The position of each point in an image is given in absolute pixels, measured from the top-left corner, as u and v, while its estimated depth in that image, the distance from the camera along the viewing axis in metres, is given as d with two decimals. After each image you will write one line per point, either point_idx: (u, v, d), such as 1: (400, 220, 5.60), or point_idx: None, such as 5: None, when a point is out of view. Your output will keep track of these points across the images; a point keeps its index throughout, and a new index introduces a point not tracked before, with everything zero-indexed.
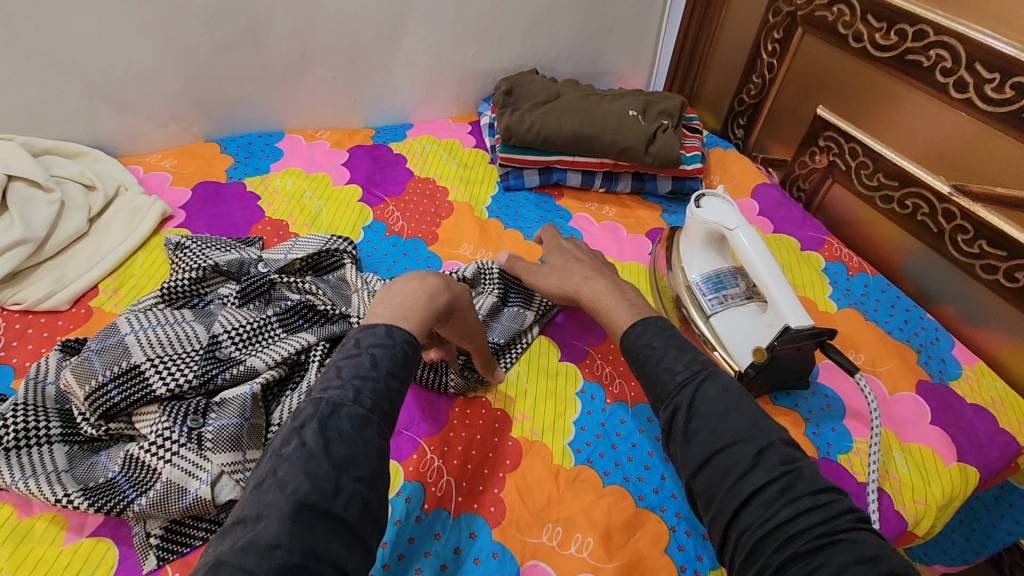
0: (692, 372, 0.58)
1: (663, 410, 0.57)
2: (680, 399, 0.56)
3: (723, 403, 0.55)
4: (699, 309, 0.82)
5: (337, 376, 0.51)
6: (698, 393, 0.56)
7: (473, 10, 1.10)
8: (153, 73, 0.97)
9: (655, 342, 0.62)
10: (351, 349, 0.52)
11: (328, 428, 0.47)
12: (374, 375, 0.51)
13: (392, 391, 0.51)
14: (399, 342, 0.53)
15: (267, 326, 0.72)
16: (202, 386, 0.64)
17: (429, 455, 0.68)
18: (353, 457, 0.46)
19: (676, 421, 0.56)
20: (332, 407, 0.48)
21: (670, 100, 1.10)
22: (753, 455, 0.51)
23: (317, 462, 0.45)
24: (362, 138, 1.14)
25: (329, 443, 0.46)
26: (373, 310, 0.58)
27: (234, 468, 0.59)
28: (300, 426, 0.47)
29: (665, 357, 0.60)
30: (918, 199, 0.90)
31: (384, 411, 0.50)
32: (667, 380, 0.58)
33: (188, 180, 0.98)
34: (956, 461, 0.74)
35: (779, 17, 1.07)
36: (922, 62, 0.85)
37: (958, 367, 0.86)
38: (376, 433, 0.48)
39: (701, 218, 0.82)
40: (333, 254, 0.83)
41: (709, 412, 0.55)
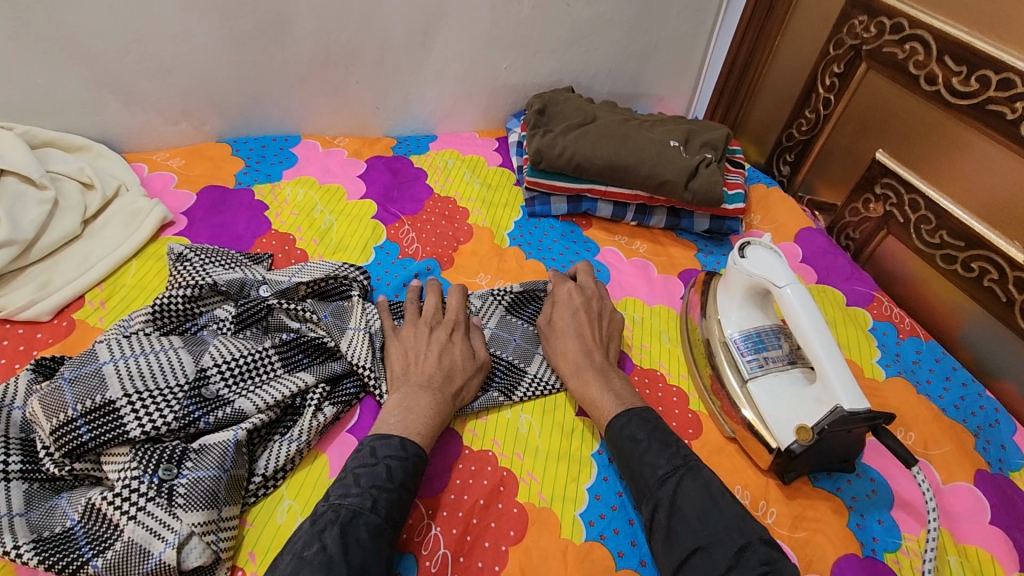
0: (673, 467, 0.58)
1: (646, 505, 0.57)
2: (661, 495, 0.57)
3: (701, 499, 0.55)
4: (736, 370, 0.74)
5: (356, 484, 0.54)
6: (679, 488, 0.57)
7: (511, 19, 1.03)
8: (168, 65, 0.91)
9: (639, 434, 0.62)
10: (369, 460, 0.56)
11: (348, 533, 0.50)
12: (389, 486, 0.54)
13: (403, 501, 0.55)
14: (411, 455, 0.57)
15: (263, 361, 0.65)
16: (182, 429, 0.58)
17: (426, 520, 0.61)
18: (367, 562, 0.49)
19: (657, 517, 0.56)
20: (350, 513, 0.51)
21: (715, 130, 1.02)
22: (730, 558, 0.51)
23: (336, 565, 0.47)
24: (382, 148, 1.07)
25: (348, 547, 0.49)
26: (383, 419, 0.61)
27: (206, 529, 0.52)
28: (320, 528, 0.50)
29: (649, 451, 0.60)
30: (986, 263, 0.82)
31: (396, 521, 0.54)
32: (649, 474, 0.58)
33: (195, 183, 0.92)
34: (1018, 571, 0.66)
35: (841, 49, 0.99)
36: (1005, 114, 0.76)
37: (1020, 456, 0.77)
38: (388, 540, 0.52)
39: (745, 268, 0.74)
40: (342, 283, 0.77)
41: (690, 509, 0.55)
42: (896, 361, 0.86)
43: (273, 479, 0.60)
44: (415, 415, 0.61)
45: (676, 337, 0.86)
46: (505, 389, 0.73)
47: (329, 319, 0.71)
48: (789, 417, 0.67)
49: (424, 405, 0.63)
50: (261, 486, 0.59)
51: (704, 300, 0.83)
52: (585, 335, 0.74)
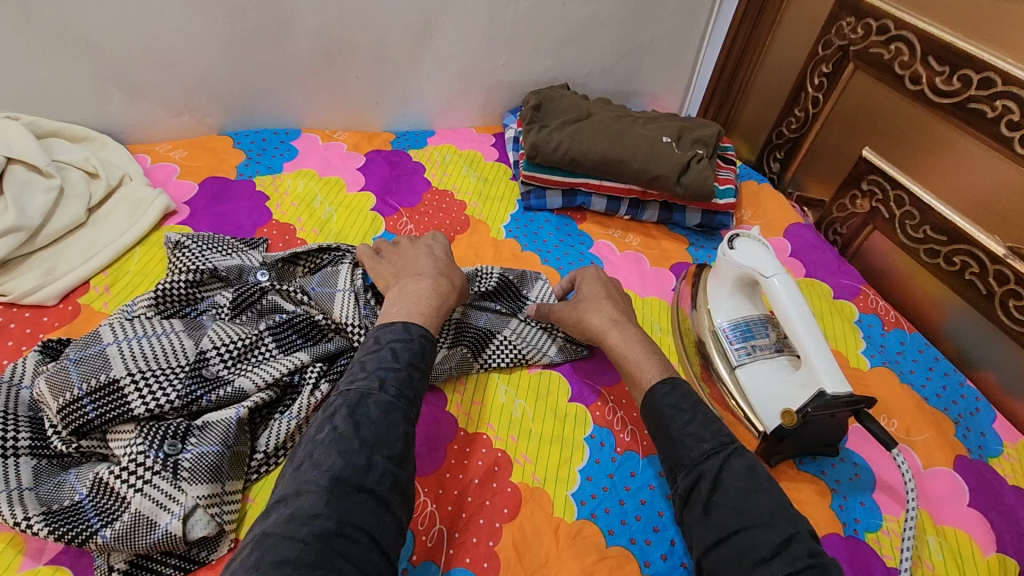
0: (719, 444, 0.58)
1: (685, 476, 0.57)
2: (705, 468, 0.56)
3: (746, 479, 0.55)
4: (724, 357, 0.76)
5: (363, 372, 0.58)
6: (725, 464, 0.56)
7: (508, 18, 1.05)
8: (172, 59, 0.93)
9: (682, 403, 0.61)
10: (374, 347, 0.60)
11: (358, 413, 0.53)
12: (396, 366, 0.58)
13: (413, 379, 0.58)
14: (415, 336, 0.61)
15: (260, 343, 0.67)
16: (185, 407, 0.59)
17: (422, 498, 0.63)
18: (381, 437, 0.52)
19: (698, 490, 0.56)
20: (359, 395, 0.54)
21: (706, 128, 1.05)
22: (776, 543, 0.50)
23: (349, 441, 0.51)
24: (381, 142, 1.09)
25: (359, 425, 0.52)
26: (391, 313, 0.65)
27: (210, 501, 0.55)
28: (333, 413, 0.54)
29: (692, 422, 0.60)
30: (967, 258, 0.84)
31: (409, 398, 0.56)
32: (692, 445, 0.58)
33: (197, 174, 0.93)
34: (995, 551, 0.68)
35: (829, 50, 1.02)
36: (986, 112, 0.79)
37: (998, 443, 0.80)
38: (401, 416, 0.55)
39: (733, 259, 0.76)
40: (336, 253, 0.80)
41: (733, 488, 0.54)
42: (879, 351, 0.89)
43: (274, 457, 0.62)
44: (419, 302, 0.66)
45: (667, 327, 0.88)
46: (473, 350, 0.76)
47: (318, 290, 0.74)
48: (775, 402, 0.69)
49: None
50: (263, 463, 0.61)
51: (694, 290, 0.85)
52: (616, 301, 0.77)
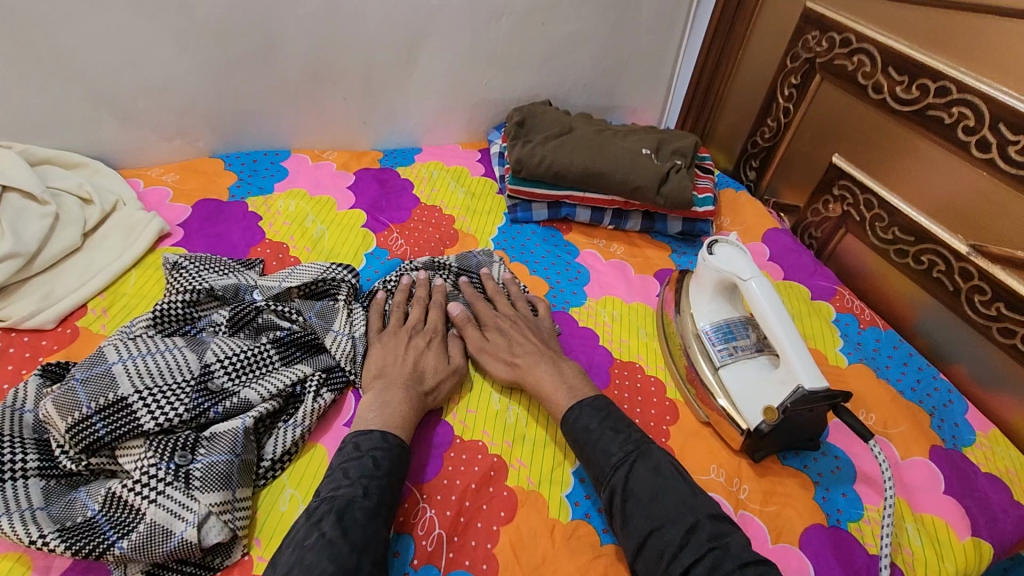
0: (625, 454, 0.63)
1: (604, 491, 0.62)
2: (615, 482, 0.61)
3: (654, 482, 0.60)
4: (708, 358, 0.79)
5: (345, 477, 0.59)
6: (631, 474, 0.61)
7: (491, 38, 1.09)
8: (163, 85, 0.95)
9: (592, 424, 0.66)
10: (354, 454, 0.60)
11: (344, 519, 0.54)
12: (377, 474, 0.59)
13: (393, 487, 0.60)
14: (394, 445, 0.62)
15: (263, 355, 0.69)
16: (193, 419, 0.61)
17: (421, 505, 0.65)
18: (367, 541, 0.54)
19: (614, 502, 0.60)
20: (345, 502, 0.56)
21: (684, 139, 1.09)
22: (681, 536, 0.56)
23: (338, 546, 0.52)
24: (369, 160, 1.12)
25: (347, 530, 0.53)
26: (365, 418, 0.65)
27: (222, 508, 0.56)
28: (319, 518, 0.55)
29: (602, 438, 0.65)
30: (934, 256, 0.88)
31: (388, 503, 0.58)
32: (605, 462, 0.63)
33: (189, 197, 0.95)
34: (970, 535, 0.71)
35: (797, 62, 1.07)
36: (943, 119, 0.83)
37: (971, 433, 0.83)
38: (382, 522, 0.56)
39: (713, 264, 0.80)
40: (331, 284, 0.81)
41: (642, 492, 0.60)
42: (856, 349, 0.92)
43: (280, 463, 0.64)
44: (395, 411, 0.66)
45: (653, 333, 0.91)
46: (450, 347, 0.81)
47: (314, 321, 0.76)
48: (757, 400, 0.72)
49: (401, 400, 0.67)
50: (270, 469, 0.63)
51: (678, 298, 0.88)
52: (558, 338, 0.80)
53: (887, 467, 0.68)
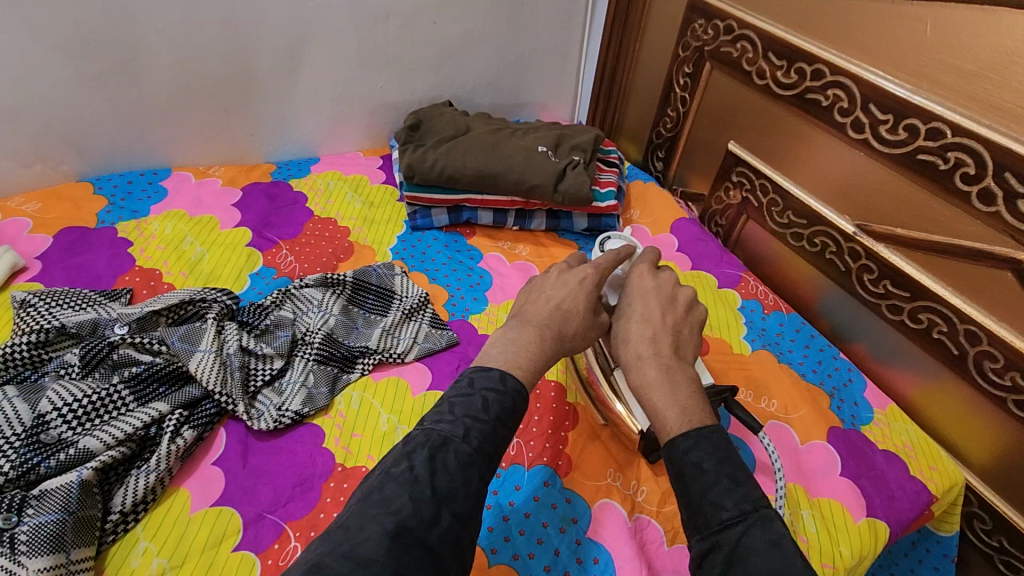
0: (741, 512, 0.45)
1: (699, 540, 0.46)
2: (723, 536, 0.44)
3: (771, 557, 0.42)
4: (601, 355, 0.72)
5: (450, 412, 0.50)
6: (746, 536, 0.44)
7: (378, 40, 1.05)
8: (13, 107, 0.88)
9: (705, 462, 0.48)
10: (465, 389, 0.52)
11: (437, 459, 0.46)
12: (484, 417, 0.50)
13: (498, 435, 0.50)
14: (511, 389, 0.52)
15: (113, 396, 0.64)
16: (21, 477, 0.55)
17: (293, 543, 0.59)
18: (454, 492, 0.45)
19: (711, 559, 0.45)
20: (442, 439, 0.47)
21: (584, 134, 1.07)
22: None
23: (421, 487, 0.44)
24: (260, 174, 1.06)
25: (435, 473, 0.45)
26: (490, 354, 0.57)
27: (52, 574, 0.51)
28: (410, 450, 0.47)
29: (713, 485, 0.47)
30: (825, 238, 0.89)
31: (489, 454, 0.49)
32: (711, 513, 0.46)
33: (51, 226, 0.88)
34: (865, 516, 0.72)
35: (688, 51, 1.06)
36: (820, 102, 0.84)
37: (869, 411, 0.84)
38: (478, 474, 0.47)
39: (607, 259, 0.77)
40: (201, 306, 0.76)
41: (756, 569, 0.42)
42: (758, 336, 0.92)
43: (134, 514, 0.59)
44: (520, 353, 0.57)
45: None
46: (343, 367, 0.76)
47: (178, 345, 0.70)
48: None
49: (533, 339, 0.58)
50: (121, 522, 0.58)
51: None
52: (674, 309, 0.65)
53: (776, 459, 0.67)
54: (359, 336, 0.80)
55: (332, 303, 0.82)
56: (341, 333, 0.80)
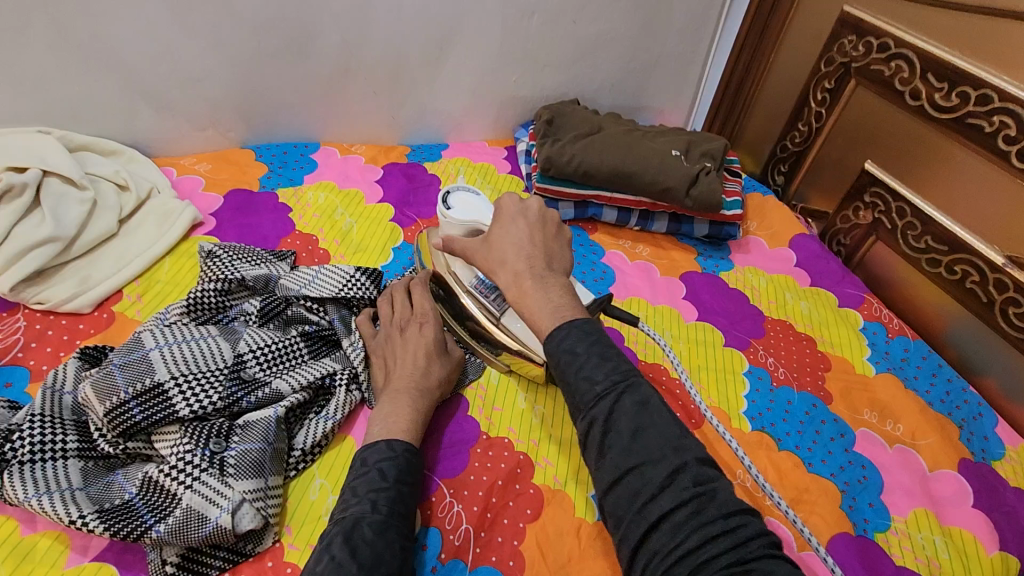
0: (612, 384, 0.48)
1: (580, 422, 0.49)
2: (596, 411, 0.47)
3: (638, 417, 0.47)
4: (487, 311, 0.73)
5: (353, 494, 0.54)
6: (616, 406, 0.47)
7: (521, 36, 1.09)
8: (197, 76, 0.96)
9: (580, 347, 0.50)
10: (360, 470, 0.56)
11: (353, 537, 0.50)
12: (385, 485, 0.55)
13: (404, 496, 0.55)
14: (400, 453, 0.58)
15: (293, 347, 0.70)
16: (227, 407, 0.62)
17: (448, 499, 0.65)
18: (378, 556, 0.49)
19: (592, 435, 0.48)
20: (354, 521, 0.51)
21: (713, 141, 1.09)
22: (663, 476, 0.44)
23: (346, 568, 0.47)
24: (397, 155, 1.12)
25: (355, 550, 0.49)
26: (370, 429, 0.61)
27: (255, 496, 0.57)
28: (328, 543, 0.50)
29: (588, 363, 0.49)
30: (967, 267, 0.87)
31: (401, 514, 0.54)
32: (585, 389, 0.48)
33: (221, 186, 0.97)
34: (999, 550, 0.70)
35: (832, 66, 1.06)
36: (983, 127, 0.82)
37: (1001, 447, 0.82)
38: (396, 534, 0.52)
39: (455, 218, 0.70)
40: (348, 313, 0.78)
41: (624, 427, 0.46)
42: (780, 420, 0.81)
43: (311, 455, 0.64)
44: (399, 417, 0.62)
45: (689, 340, 0.89)
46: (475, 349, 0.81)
47: (338, 324, 0.75)
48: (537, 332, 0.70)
49: (407, 410, 0.63)
50: (301, 460, 0.63)
51: (435, 270, 0.79)
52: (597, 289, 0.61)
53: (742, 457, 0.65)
54: None
55: None
56: None
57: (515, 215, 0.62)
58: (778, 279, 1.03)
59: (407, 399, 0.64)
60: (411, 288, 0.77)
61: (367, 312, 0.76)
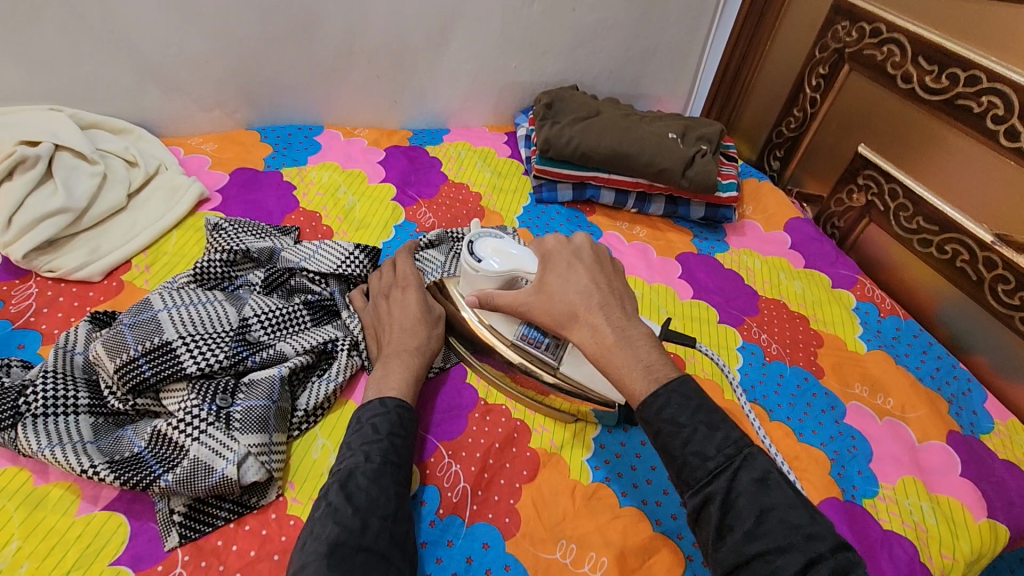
0: (726, 458, 0.49)
1: (690, 496, 0.49)
2: (713, 488, 0.48)
3: (761, 498, 0.47)
4: (541, 364, 0.68)
5: (348, 447, 0.56)
6: (733, 484, 0.48)
7: (521, 21, 1.11)
8: (205, 58, 0.98)
9: (682, 417, 0.51)
10: (354, 426, 0.58)
11: (348, 486, 0.52)
12: (377, 437, 0.56)
13: (397, 448, 0.57)
14: (392, 408, 0.59)
15: (297, 314, 0.72)
16: (232, 366, 0.64)
17: (447, 460, 0.67)
18: (374, 502, 0.51)
19: (707, 510, 0.48)
20: (348, 471, 0.53)
21: (709, 126, 1.10)
22: (796, 565, 0.44)
23: (342, 511, 0.50)
24: (399, 138, 1.14)
25: (351, 496, 0.51)
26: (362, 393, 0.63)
27: (260, 450, 0.59)
28: (325, 490, 0.53)
29: (694, 436, 0.50)
30: (958, 246, 0.89)
31: (395, 464, 0.56)
32: (696, 465, 0.49)
33: (226, 165, 0.99)
34: (986, 517, 0.72)
35: (826, 52, 1.08)
36: (972, 108, 0.84)
37: (990, 421, 0.83)
38: (390, 481, 0.54)
39: (489, 271, 0.67)
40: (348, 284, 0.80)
41: (744, 509, 0.47)
42: (772, 392, 0.83)
43: (313, 415, 0.66)
44: (389, 378, 0.64)
45: (684, 317, 0.91)
46: None
47: (338, 294, 0.78)
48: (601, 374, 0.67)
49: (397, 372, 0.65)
50: (303, 420, 0.65)
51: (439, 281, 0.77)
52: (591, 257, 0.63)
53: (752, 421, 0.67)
54: None
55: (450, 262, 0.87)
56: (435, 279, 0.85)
57: (565, 255, 0.64)
58: (772, 261, 1.04)
59: (408, 360, 0.66)
60: (398, 259, 0.80)
61: (360, 289, 0.78)
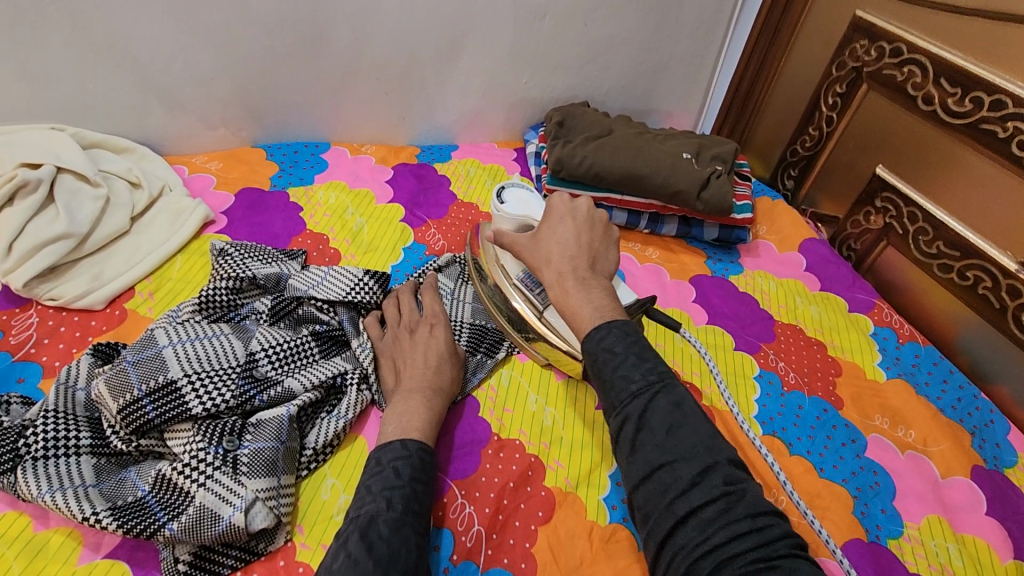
0: (647, 383, 0.49)
1: (613, 418, 0.50)
2: (630, 408, 0.48)
3: (671, 416, 0.48)
4: (532, 306, 0.74)
5: (368, 493, 0.54)
6: (650, 405, 0.48)
7: (532, 37, 1.09)
8: (210, 75, 0.97)
9: (618, 346, 0.51)
10: (374, 469, 0.56)
11: (368, 535, 0.50)
12: (399, 483, 0.54)
13: (418, 494, 0.55)
14: (414, 452, 0.58)
15: (305, 346, 0.70)
16: (239, 406, 0.62)
17: (460, 500, 0.65)
18: (395, 554, 0.49)
19: (624, 431, 0.48)
20: (368, 519, 0.51)
21: (723, 145, 1.08)
22: (694, 473, 0.45)
23: (363, 565, 0.47)
24: (407, 156, 1.12)
25: (372, 546, 0.48)
26: (383, 429, 0.61)
27: (268, 495, 0.57)
28: (343, 540, 0.50)
29: (624, 363, 0.50)
30: (980, 272, 0.87)
31: (415, 512, 0.54)
32: (621, 387, 0.49)
33: (232, 185, 0.97)
34: (1013, 558, 0.70)
35: (843, 71, 1.06)
36: (998, 132, 0.82)
37: (1014, 454, 0.81)
38: (412, 530, 0.52)
39: (508, 212, 0.74)
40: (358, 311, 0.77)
41: (658, 423, 0.47)
42: (791, 424, 0.80)
43: (323, 454, 0.64)
44: (414, 418, 0.62)
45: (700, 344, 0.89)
46: (489, 350, 0.79)
47: (347, 323, 0.75)
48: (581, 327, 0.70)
49: (421, 406, 0.63)
50: (312, 459, 0.63)
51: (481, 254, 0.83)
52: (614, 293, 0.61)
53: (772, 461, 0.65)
54: (465, 312, 0.83)
55: (464, 293, 0.85)
56: (448, 307, 0.83)
57: (562, 209, 0.65)
58: (788, 284, 1.02)
59: (421, 397, 0.64)
60: (422, 291, 0.78)
61: (376, 315, 0.77)
